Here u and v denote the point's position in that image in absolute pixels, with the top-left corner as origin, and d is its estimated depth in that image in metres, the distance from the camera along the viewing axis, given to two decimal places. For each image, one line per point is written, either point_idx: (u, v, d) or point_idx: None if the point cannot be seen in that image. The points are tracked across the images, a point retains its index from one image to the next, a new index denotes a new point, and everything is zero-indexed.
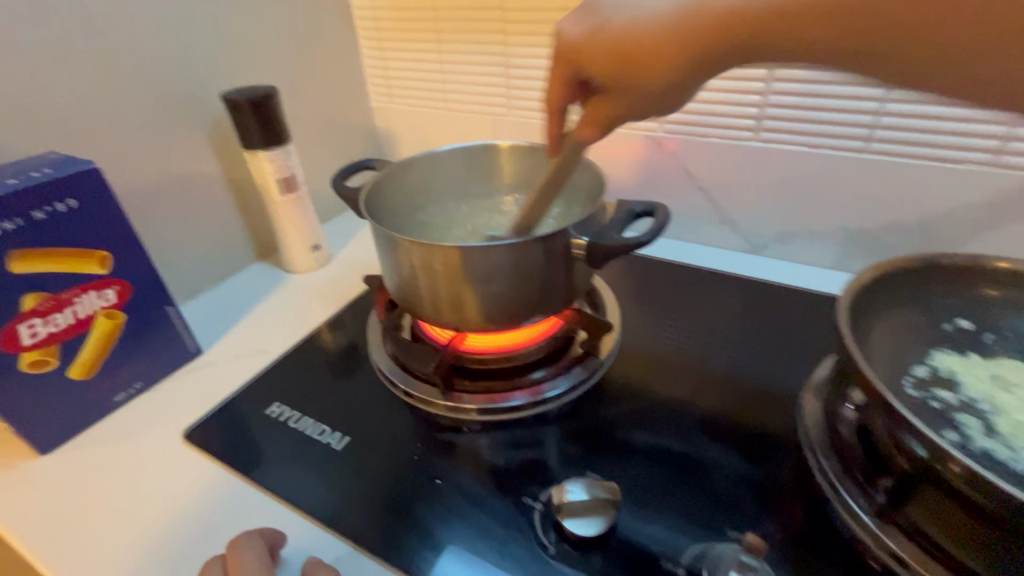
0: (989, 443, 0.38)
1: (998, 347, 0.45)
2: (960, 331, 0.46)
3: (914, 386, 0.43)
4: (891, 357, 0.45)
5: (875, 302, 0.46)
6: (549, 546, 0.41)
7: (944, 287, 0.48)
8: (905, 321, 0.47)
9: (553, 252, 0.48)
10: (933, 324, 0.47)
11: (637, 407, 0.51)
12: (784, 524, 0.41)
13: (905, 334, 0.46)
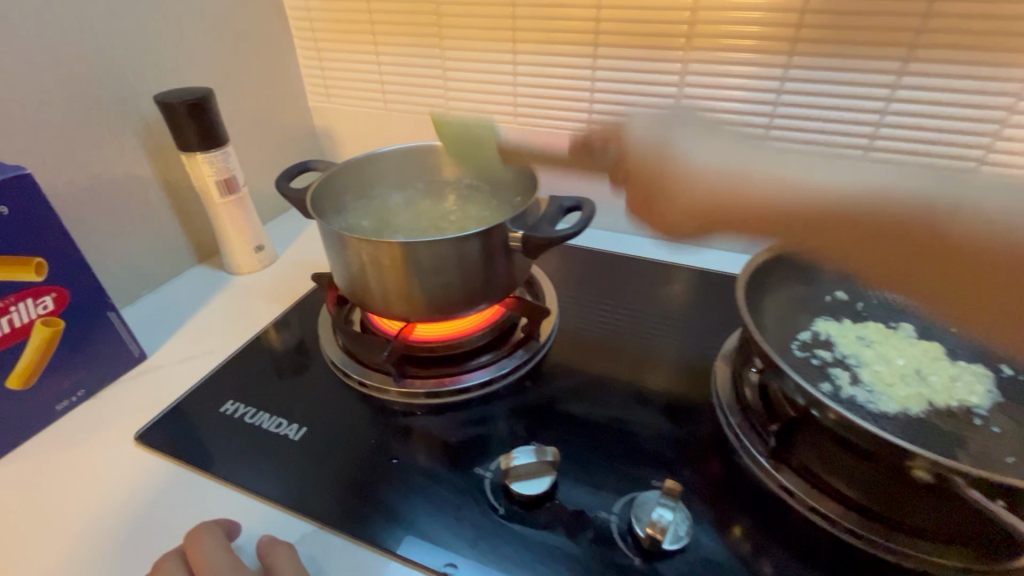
0: (855, 390, 0.47)
1: (865, 312, 0.55)
2: (837, 301, 0.56)
3: (798, 347, 0.51)
4: (780, 324, 0.53)
5: (767, 280, 0.56)
6: (499, 508, 0.45)
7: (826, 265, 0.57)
8: (790, 297, 0.56)
9: (493, 245, 0.52)
10: (816, 296, 0.56)
11: (573, 381, 0.57)
12: (700, 471, 0.47)
13: (793, 306, 0.55)
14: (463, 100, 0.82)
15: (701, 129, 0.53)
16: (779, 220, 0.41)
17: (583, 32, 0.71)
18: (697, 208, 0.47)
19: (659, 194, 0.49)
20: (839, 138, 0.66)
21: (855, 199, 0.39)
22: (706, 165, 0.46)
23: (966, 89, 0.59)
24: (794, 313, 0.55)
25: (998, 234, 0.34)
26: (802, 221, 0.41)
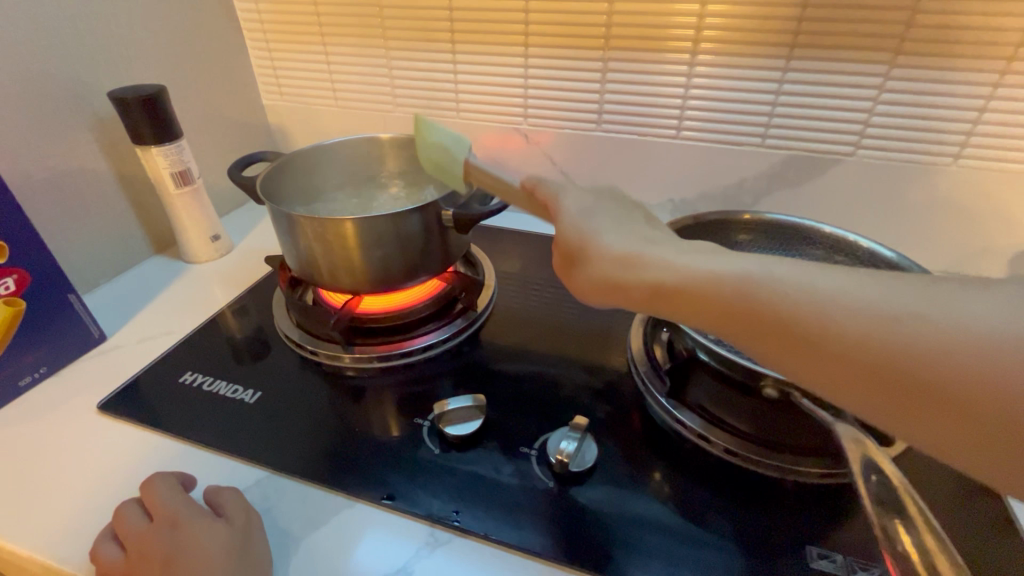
0: None
1: None
2: None
3: None
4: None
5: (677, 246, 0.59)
6: (434, 448, 0.51)
7: None
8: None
9: (428, 222, 0.58)
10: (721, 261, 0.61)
11: (506, 346, 0.65)
12: (612, 414, 0.55)
13: None
14: (409, 97, 0.88)
15: (616, 211, 0.45)
16: (690, 302, 0.37)
17: (514, 34, 0.77)
18: (612, 284, 0.41)
19: (586, 255, 0.42)
20: (741, 127, 0.75)
21: (775, 288, 0.34)
22: (617, 248, 0.40)
23: (838, 83, 0.68)
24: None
25: (910, 333, 0.31)
26: (721, 316, 0.36)
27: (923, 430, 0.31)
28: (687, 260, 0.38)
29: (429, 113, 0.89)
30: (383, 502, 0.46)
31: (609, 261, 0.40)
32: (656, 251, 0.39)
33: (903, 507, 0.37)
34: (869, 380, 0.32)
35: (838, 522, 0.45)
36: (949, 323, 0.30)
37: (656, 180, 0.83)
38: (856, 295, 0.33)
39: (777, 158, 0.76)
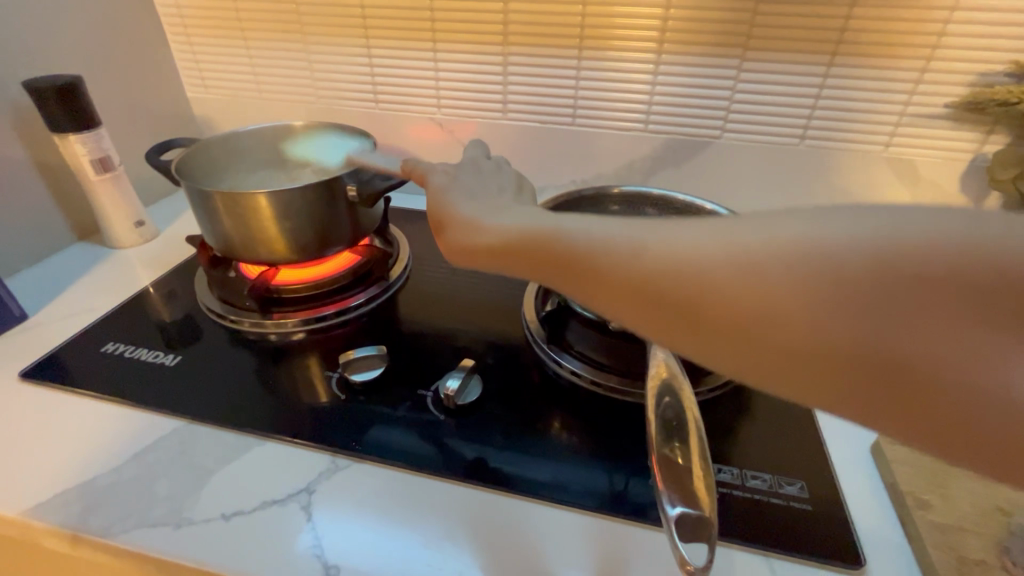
0: None
1: None
2: None
3: None
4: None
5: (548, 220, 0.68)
6: (342, 395, 0.58)
7: None
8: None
9: (337, 195, 0.65)
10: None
11: (416, 312, 0.73)
12: (502, 361, 0.64)
13: None
14: (329, 89, 0.94)
15: (479, 188, 0.48)
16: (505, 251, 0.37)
17: (422, 30, 0.85)
18: (460, 248, 0.42)
19: (441, 224, 0.45)
20: (626, 115, 0.85)
21: (570, 229, 0.34)
22: (460, 213, 0.43)
23: (701, 74, 0.79)
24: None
25: (700, 260, 0.28)
26: (529, 262, 0.36)
27: (725, 360, 0.28)
28: (506, 220, 0.39)
29: (350, 103, 0.95)
30: (291, 439, 0.53)
31: (459, 224, 0.42)
32: (496, 216, 0.41)
33: (683, 435, 0.45)
34: (663, 313, 0.29)
35: None
36: (732, 242, 0.28)
37: (559, 164, 0.92)
38: (656, 233, 0.31)
39: (659, 142, 0.86)
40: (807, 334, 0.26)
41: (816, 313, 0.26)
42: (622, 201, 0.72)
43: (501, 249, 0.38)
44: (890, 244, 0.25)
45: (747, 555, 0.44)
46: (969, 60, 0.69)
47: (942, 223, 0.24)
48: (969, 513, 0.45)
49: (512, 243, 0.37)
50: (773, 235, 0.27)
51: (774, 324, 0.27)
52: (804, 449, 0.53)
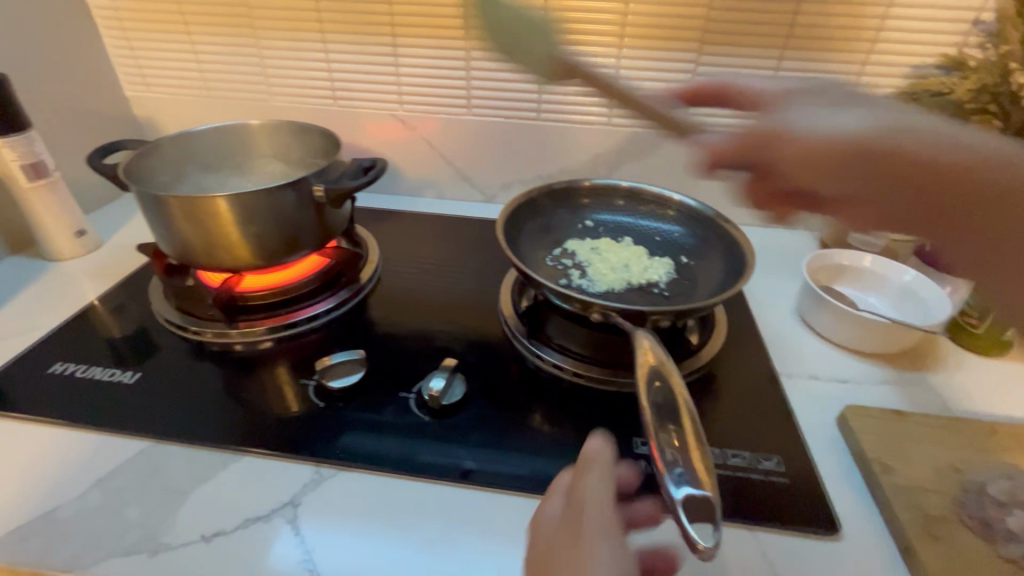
0: (582, 280, 0.67)
1: (602, 230, 0.77)
2: (586, 226, 0.77)
3: (551, 258, 0.71)
4: (534, 243, 0.72)
5: (524, 217, 0.74)
6: (320, 403, 0.56)
7: (586, 197, 0.79)
8: (542, 222, 0.76)
9: (302, 198, 0.62)
10: (565, 221, 0.77)
11: (390, 313, 0.71)
12: (482, 358, 0.63)
13: (552, 230, 0.75)
14: (283, 86, 0.90)
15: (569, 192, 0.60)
16: (754, 151, 0.58)
17: (381, 24, 0.82)
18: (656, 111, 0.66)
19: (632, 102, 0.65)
20: (590, 109, 0.86)
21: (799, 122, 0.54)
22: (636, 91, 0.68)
23: (662, 68, 0.81)
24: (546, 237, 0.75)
25: (867, 136, 0.48)
26: (784, 153, 0.55)
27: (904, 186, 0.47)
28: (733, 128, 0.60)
29: (306, 101, 0.92)
30: (270, 451, 0.51)
31: (659, 102, 0.68)
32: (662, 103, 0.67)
33: (676, 417, 0.48)
34: (852, 158, 0.50)
35: None
36: (900, 121, 0.48)
37: (525, 159, 0.92)
38: (805, 121, 0.53)
39: (623, 135, 0.88)
40: (910, 186, 0.47)
41: (910, 196, 0.48)
42: (592, 194, 0.79)
43: (750, 142, 0.58)
44: (960, 163, 0.44)
45: (733, 530, 0.46)
46: (906, 54, 0.74)
47: (984, 155, 0.44)
48: (928, 474, 0.49)
49: (754, 139, 0.58)
50: (934, 133, 0.46)
51: (929, 165, 0.45)
52: (778, 425, 0.56)
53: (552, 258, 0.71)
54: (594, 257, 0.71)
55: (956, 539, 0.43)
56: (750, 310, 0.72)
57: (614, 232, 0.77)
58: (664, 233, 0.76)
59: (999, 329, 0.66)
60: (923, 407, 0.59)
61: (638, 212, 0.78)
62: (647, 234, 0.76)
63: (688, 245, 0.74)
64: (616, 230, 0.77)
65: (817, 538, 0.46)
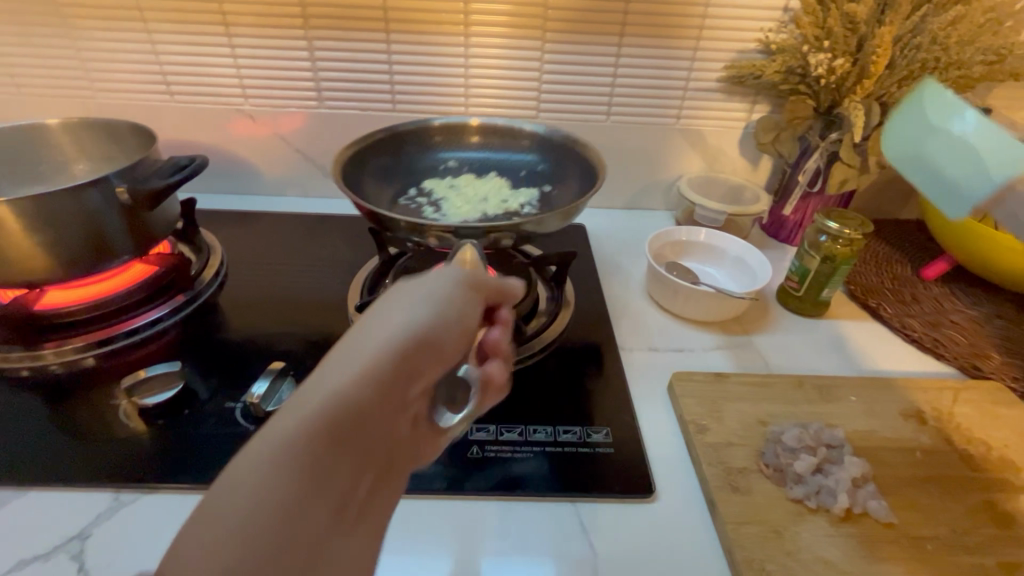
0: (435, 218, 0.70)
1: (464, 168, 0.78)
2: (448, 163, 0.78)
3: (404, 197, 0.73)
4: (379, 187, 0.72)
5: (363, 163, 0.72)
6: (131, 424, 0.52)
7: (447, 135, 0.78)
8: (386, 163, 0.75)
9: (103, 201, 0.56)
10: (417, 162, 0.77)
11: (230, 319, 0.67)
12: (322, 360, 0.61)
13: (410, 171, 0.76)
14: (109, 82, 0.82)
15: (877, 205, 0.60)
16: None
17: (210, 13, 0.77)
18: None
19: None
20: (446, 98, 0.85)
21: None
22: None
23: (508, 56, 0.81)
24: (402, 174, 0.76)
25: None
26: None
27: None
28: None
29: (138, 98, 0.84)
30: (55, 485, 0.47)
31: None
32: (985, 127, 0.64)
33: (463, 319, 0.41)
34: None
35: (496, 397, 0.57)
36: None
37: None
38: None
39: (482, 124, 0.88)
40: None
41: None
42: (444, 132, 0.78)
43: None
44: None
45: (555, 505, 0.47)
46: (729, 39, 0.79)
47: None
48: (738, 429, 0.52)
49: None
50: None
51: None
52: (612, 397, 0.57)
53: (407, 200, 0.73)
54: (449, 195, 0.74)
55: (752, 487, 0.47)
56: (602, 289, 0.74)
57: (471, 168, 0.78)
58: (527, 166, 0.78)
59: (816, 290, 0.70)
60: (748, 367, 0.63)
61: (498, 144, 0.78)
62: (511, 167, 0.78)
63: (546, 175, 0.77)
64: (474, 164, 0.78)
65: (633, 502, 0.48)
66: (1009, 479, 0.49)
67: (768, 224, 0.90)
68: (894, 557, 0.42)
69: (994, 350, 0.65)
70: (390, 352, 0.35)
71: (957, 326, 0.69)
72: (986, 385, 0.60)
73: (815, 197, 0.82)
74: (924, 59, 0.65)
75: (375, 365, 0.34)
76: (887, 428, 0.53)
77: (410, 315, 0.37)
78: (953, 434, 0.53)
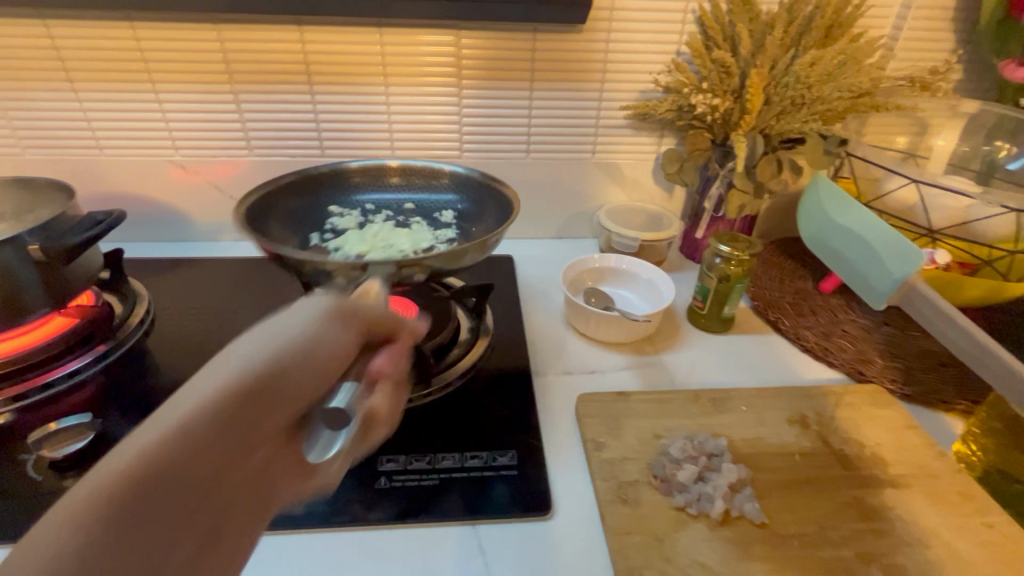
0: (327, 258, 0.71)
1: (378, 211, 0.81)
2: (367, 209, 0.81)
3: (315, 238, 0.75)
4: (289, 229, 0.75)
5: (275, 207, 0.74)
6: (39, 477, 0.53)
7: (365, 180, 0.82)
8: (299, 208, 0.77)
9: (17, 258, 0.58)
10: (334, 204, 0.80)
11: (151, 365, 0.68)
12: None
13: (321, 214, 0.79)
14: (37, 140, 0.84)
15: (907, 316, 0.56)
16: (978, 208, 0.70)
17: (137, 73, 0.81)
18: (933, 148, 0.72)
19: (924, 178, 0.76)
20: (371, 143, 0.90)
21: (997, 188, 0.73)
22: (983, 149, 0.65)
23: (426, 103, 0.87)
24: (315, 217, 0.78)
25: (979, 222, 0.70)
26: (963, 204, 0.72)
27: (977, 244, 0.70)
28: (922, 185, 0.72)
29: (67, 154, 0.86)
30: None
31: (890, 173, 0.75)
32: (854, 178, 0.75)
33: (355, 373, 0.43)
34: None
35: (407, 426, 0.59)
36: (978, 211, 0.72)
37: None
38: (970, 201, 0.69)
39: None
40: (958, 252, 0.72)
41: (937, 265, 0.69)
42: (363, 175, 0.81)
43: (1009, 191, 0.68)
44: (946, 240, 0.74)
45: (456, 528, 0.49)
46: (631, 81, 0.86)
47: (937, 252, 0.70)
48: (633, 443, 0.55)
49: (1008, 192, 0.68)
50: None
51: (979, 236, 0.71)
52: (521, 420, 0.60)
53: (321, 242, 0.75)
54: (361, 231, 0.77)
55: (641, 499, 0.50)
56: (522, 317, 0.78)
57: (388, 210, 0.82)
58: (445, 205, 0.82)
59: (718, 307, 0.75)
60: (653, 384, 0.67)
61: (411, 185, 0.82)
62: (428, 208, 0.82)
63: (455, 207, 0.82)
64: (392, 206, 0.82)
65: (531, 521, 0.50)
66: (877, 475, 0.54)
67: (685, 247, 0.96)
68: (764, 555, 0.46)
69: (878, 356, 0.71)
70: (222, 393, 0.31)
71: (847, 335, 0.74)
72: (866, 388, 0.65)
73: (722, 221, 0.89)
74: (793, 95, 0.74)
75: (216, 403, 0.30)
76: (772, 434, 0.57)
77: (253, 347, 0.34)
78: (832, 435, 0.58)
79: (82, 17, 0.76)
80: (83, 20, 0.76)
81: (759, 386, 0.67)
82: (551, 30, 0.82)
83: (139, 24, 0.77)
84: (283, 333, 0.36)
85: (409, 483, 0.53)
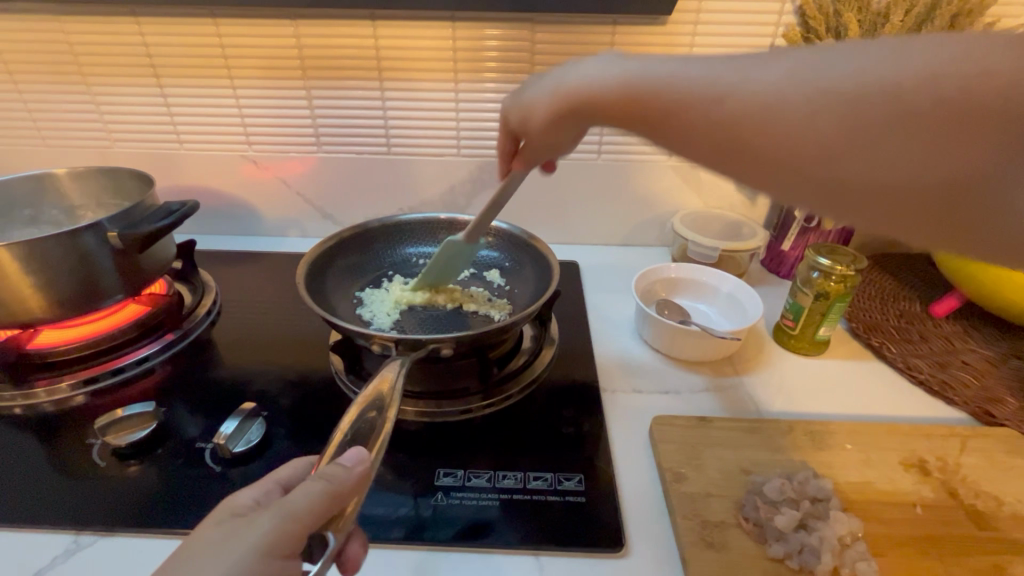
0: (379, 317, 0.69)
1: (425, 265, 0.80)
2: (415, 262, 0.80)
3: (367, 291, 0.74)
4: (348, 287, 0.74)
5: (331, 263, 0.73)
6: (100, 463, 0.53)
7: (422, 235, 0.81)
8: (357, 262, 0.77)
9: (98, 244, 0.59)
10: (387, 258, 0.80)
11: (214, 355, 0.68)
12: (299, 400, 0.61)
13: (371, 269, 0.78)
14: (124, 134, 0.88)
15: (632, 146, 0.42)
16: None
17: (217, 69, 0.82)
18: None
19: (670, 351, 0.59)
20: (438, 141, 0.87)
21: None
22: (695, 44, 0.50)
23: (497, 101, 0.84)
24: (368, 275, 0.77)
25: None
26: None
27: None
28: None
29: (149, 148, 0.90)
30: (22, 526, 0.47)
31: None
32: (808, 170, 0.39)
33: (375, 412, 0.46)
34: None
35: (464, 437, 0.55)
36: None
37: (383, 193, 0.93)
38: None
39: (474, 165, 0.89)
40: None
41: None
42: (413, 228, 0.80)
43: None
44: None
45: (519, 558, 0.45)
46: None
47: None
48: (717, 478, 0.49)
49: None
50: None
51: None
52: (587, 441, 0.55)
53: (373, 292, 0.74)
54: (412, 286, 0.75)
55: (729, 545, 0.44)
56: (588, 327, 0.73)
57: None
58: (491, 259, 0.80)
59: (812, 329, 0.67)
60: (734, 410, 0.60)
61: None
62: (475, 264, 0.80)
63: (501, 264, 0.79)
64: None
65: (602, 557, 0.45)
66: (1019, 540, 0.45)
67: (768, 259, 0.87)
68: None
69: (1010, 395, 0.60)
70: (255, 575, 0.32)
71: (968, 369, 0.64)
72: (999, 432, 0.55)
73: (813, 231, 0.80)
74: None
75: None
76: (885, 480, 0.49)
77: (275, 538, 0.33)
78: (960, 487, 0.49)
79: (168, 11, 0.78)
80: (170, 16, 0.78)
81: (862, 420, 0.58)
82: (632, 23, 0.77)
83: (221, 21, 0.78)
84: (292, 508, 0.34)
85: (466, 501, 0.49)
